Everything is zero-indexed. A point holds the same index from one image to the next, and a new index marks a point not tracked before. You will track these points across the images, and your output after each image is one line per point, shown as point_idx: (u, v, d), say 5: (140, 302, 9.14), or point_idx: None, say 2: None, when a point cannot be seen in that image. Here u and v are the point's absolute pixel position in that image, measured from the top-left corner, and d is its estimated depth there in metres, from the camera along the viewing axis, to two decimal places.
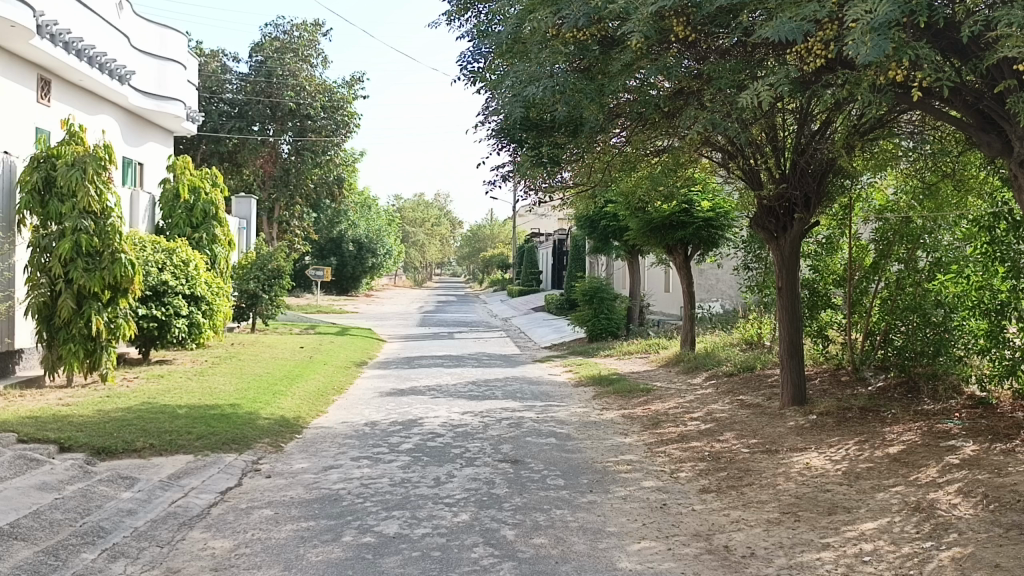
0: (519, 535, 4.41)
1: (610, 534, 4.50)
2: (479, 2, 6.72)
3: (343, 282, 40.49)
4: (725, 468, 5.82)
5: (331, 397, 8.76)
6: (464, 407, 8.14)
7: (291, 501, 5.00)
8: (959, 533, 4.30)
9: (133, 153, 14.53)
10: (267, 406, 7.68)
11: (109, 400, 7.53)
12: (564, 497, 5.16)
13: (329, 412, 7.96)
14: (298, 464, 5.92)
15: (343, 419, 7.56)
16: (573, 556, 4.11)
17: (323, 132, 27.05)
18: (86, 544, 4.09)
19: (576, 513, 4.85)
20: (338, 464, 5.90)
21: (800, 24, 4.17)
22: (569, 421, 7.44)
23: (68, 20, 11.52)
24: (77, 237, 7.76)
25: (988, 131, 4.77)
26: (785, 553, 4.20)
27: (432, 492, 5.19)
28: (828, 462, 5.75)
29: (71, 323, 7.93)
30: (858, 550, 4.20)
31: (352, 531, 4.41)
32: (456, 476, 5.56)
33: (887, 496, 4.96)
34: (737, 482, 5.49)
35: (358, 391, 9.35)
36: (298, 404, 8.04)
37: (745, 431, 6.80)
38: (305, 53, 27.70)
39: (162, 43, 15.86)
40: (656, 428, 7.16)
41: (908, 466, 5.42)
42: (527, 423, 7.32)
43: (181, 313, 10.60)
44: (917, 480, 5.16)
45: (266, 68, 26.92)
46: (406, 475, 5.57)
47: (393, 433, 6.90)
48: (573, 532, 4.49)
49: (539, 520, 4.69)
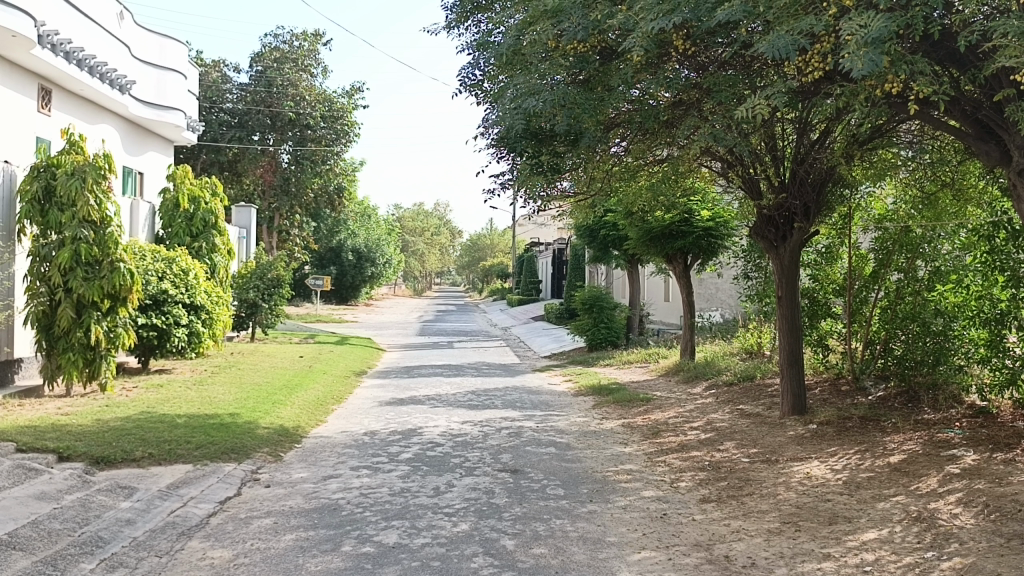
0: (519, 545, 4.40)
1: (610, 544, 4.48)
2: (479, 11, 6.75)
3: (342, 291, 40.54)
4: (725, 478, 5.81)
5: (331, 406, 8.75)
6: (464, 416, 8.13)
7: (290, 510, 4.99)
8: (960, 543, 4.28)
9: (134, 162, 14.57)
10: (266, 415, 7.67)
11: (108, 409, 7.52)
12: (564, 506, 5.15)
13: (328, 421, 7.95)
14: (298, 473, 5.90)
15: (343, 428, 7.55)
16: (573, 566, 4.09)
17: (323, 142, 27.09)
18: (85, 554, 4.07)
19: (576, 523, 4.84)
20: (337, 473, 5.89)
21: (795, 39, 4.18)
22: (569, 430, 7.43)
23: (69, 30, 11.56)
24: (77, 246, 7.76)
25: (987, 140, 4.77)
26: (786, 563, 4.18)
27: (432, 502, 5.17)
28: (829, 471, 5.74)
29: (71, 331, 7.92)
30: (859, 560, 4.18)
31: (351, 541, 4.39)
32: (456, 486, 5.55)
33: (887, 506, 4.95)
34: (738, 491, 5.47)
35: (358, 400, 9.34)
36: (298, 413, 8.03)
37: (746, 440, 6.79)
38: (304, 62, 27.76)
39: (162, 53, 15.92)
40: (657, 437, 7.15)
41: (909, 476, 5.41)
42: (527, 432, 7.31)
43: (180, 322, 10.60)
44: (918, 489, 5.15)
45: (266, 78, 26.99)
46: (406, 485, 5.55)
47: (392, 442, 6.89)
48: (573, 542, 4.47)
49: (540, 530, 4.68)
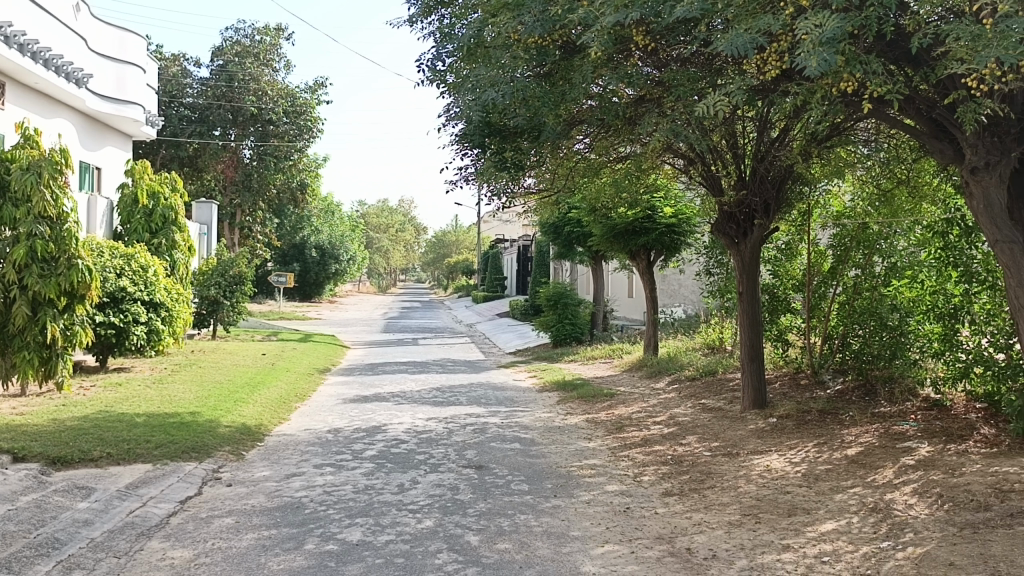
0: (484, 541, 4.41)
1: (574, 538, 4.51)
2: (442, 6, 6.72)
3: (306, 287, 40.23)
4: (687, 471, 5.88)
5: (294, 404, 8.68)
6: (429, 413, 8.11)
7: (252, 509, 4.95)
8: (914, 532, 4.39)
9: (91, 158, 14.28)
10: (228, 413, 7.58)
11: (65, 408, 7.38)
12: (528, 502, 5.17)
13: (291, 419, 7.88)
14: (260, 472, 5.85)
15: (306, 426, 7.49)
16: (536, 561, 4.12)
17: (285, 137, 26.81)
18: (40, 556, 3.99)
19: (540, 518, 4.86)
20: (300, 471, 5.84)
21: (754, 37, 4.25)
22: (534, 426, 7.46)
23: (22, 22, 11.30)
24: (32, 243, 7.57)
25: (940, 138, 4.89)
26: (746, 554, 4.25)
27: (396, 499, 5.16)
28: (788, 464, 5.83)
29: (26, 330, 7.74)
30: (818, 551, 4.27)
31: (315, 539, 4.37)
32: (420, 483, 5.54)
33: (845, 497, 5.05)
34: (700, 484, 5.55)
35: (321, 398, 9.27)
36: (260, 411, 7.95)
37: (707, 434, 6.88)
38: (268, 57, 27.43)
39: (120, 46, 15.62)
40: (620, 432, 7.21)
41: (865, 468, 5.53)
42: (491, 429, 7.32)
43: (139, 320, 10.43)
44: (874, 481, 5.26)
45: (227, 73, 26.64)
46: (370, 482, 5.53)
47: (356, 440, 6.86)
48: (537, 537, 4.49)
49: (504, 525, 4.69)
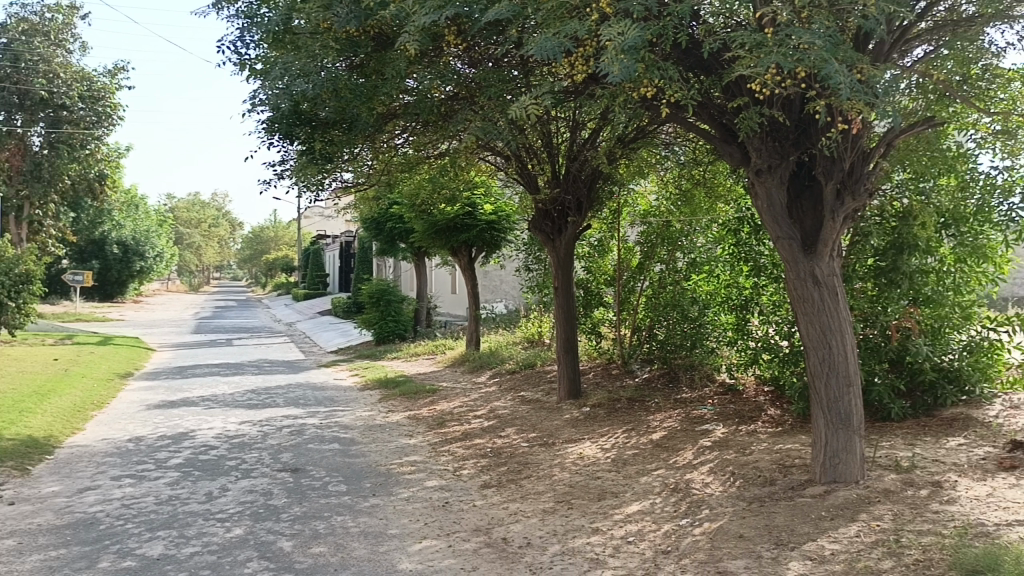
0: (297, 545, 4.28)
1: (391, 536, 4.49)
2: None
3: (109, 286, 37.41)
4: (505, 463, 6.01)
5: (90, 413, 8.03)
6: (242, 416, 7.78)
7: (37, 529, 4.53)
8: (710, 508, 4.73)
9: None
10: (10, 426, 6.89)
11: None
12: (346, 502, 5.08)
13: (86, 429, 7.29)
14: (47, 488, 5.36)
15: (103, 436, 6.95)
16: (352, 562, 4.05)
17: (82, 124, 24.77)
18: None
19: (357, 518, 4.79)
20: (95, 485, 5.41)
21: (561, 42, 4.32)
22: (353, 425, 7.34)
23: None
24: None
25: (730, 142, 5.20)
26: (558, 540, 4.42)
27: (204, 508, 4.91)
28: (599, 450, 6.09)
29: None
30: (624, 532, 4.51)
31: (110, 557, 4.06)
32: (230, 490, 5.29)
33: (649, 479, 5.35)
34: (517, 475, 5.68)
35: (122, 405, 8.64)
36: (49, 422, 7.29)
37: (525, 426, 7.06)
38: (60, 37, 25.12)
39: None
40: (441, 427, 7.25)
41: (668, 450, 5.89)
42: (309, 430, 7.13)
43: None
44: (676, 462, 5.61)
45: (11, 51, 24.14)
46: (174, 492, 5.22)
47: (160, 448, 6.45)
48: (353, 538, 4.43)
49: (319, 528, 4.58)
